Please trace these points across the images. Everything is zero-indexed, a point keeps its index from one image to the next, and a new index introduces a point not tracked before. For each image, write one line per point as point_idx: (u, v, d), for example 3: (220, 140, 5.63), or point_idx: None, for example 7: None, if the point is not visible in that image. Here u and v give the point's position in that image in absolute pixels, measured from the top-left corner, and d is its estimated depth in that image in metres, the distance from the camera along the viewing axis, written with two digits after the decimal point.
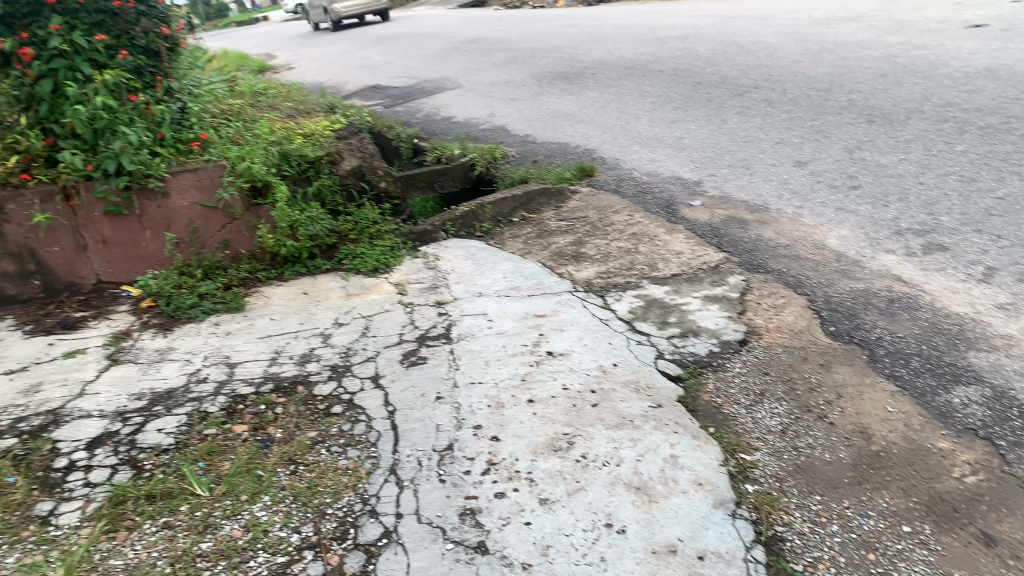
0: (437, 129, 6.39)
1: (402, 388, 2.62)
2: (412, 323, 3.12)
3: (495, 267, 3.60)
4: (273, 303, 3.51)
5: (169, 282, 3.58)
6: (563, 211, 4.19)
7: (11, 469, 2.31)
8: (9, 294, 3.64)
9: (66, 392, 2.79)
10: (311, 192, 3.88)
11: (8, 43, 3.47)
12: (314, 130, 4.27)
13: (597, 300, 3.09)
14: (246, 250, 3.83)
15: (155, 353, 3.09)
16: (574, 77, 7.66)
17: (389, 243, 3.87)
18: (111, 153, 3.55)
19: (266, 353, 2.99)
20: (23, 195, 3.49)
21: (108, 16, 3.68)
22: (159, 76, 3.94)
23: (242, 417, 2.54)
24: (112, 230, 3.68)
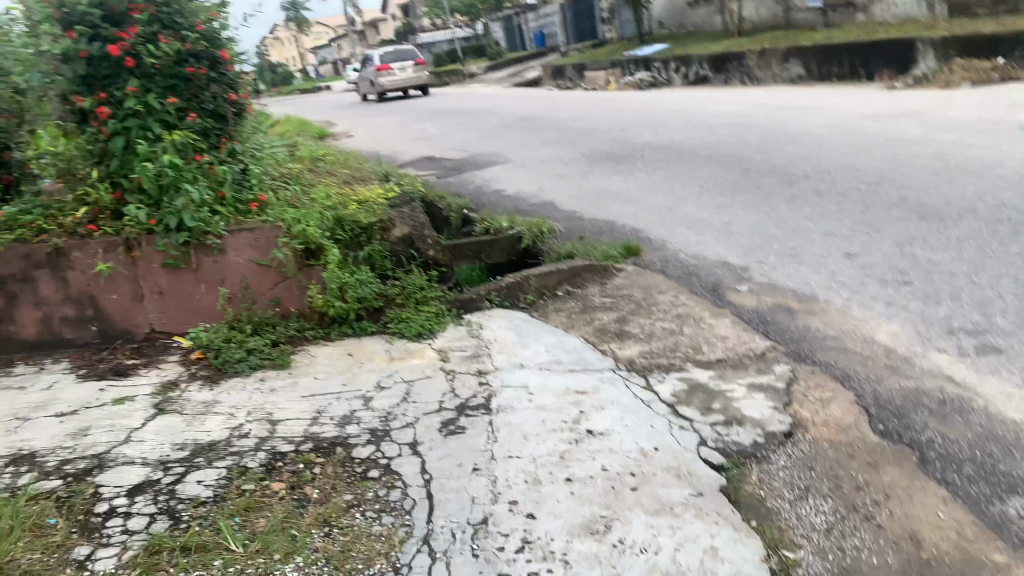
0: (488, 201, 6.52)
1: (439, 456, 2.61)
2: (452, 391, 3.12)
3: (538, 339, 3.61)
4: (318, 362, 3.56)
5: (219, 336, 3.67)
6: (608, 288, 4.21)
7: (54, 511, 2.34)
8: (66, 337, 3.80)
9: (112, 438, 2.84)
10: (362, 257, 3.97)
11: (88, 102, 3.71)
12: (369, 197, 4.39)
13: (640, 380, 3.07)
14: (296, 308, 3.90)
15: (200, 405, 3.14)
16: (623, 158, 7.79)
17: (434, 309, 3.92)
18: (173, 210, 3.69)
19: (308, 412, 3.02)
20: (88, 244, 3.68)
21: (181, 81, 3.89)
22: (224, 139, 4.13)
23: (281, 475, 2.55)
24: (169, 282, 3.80)
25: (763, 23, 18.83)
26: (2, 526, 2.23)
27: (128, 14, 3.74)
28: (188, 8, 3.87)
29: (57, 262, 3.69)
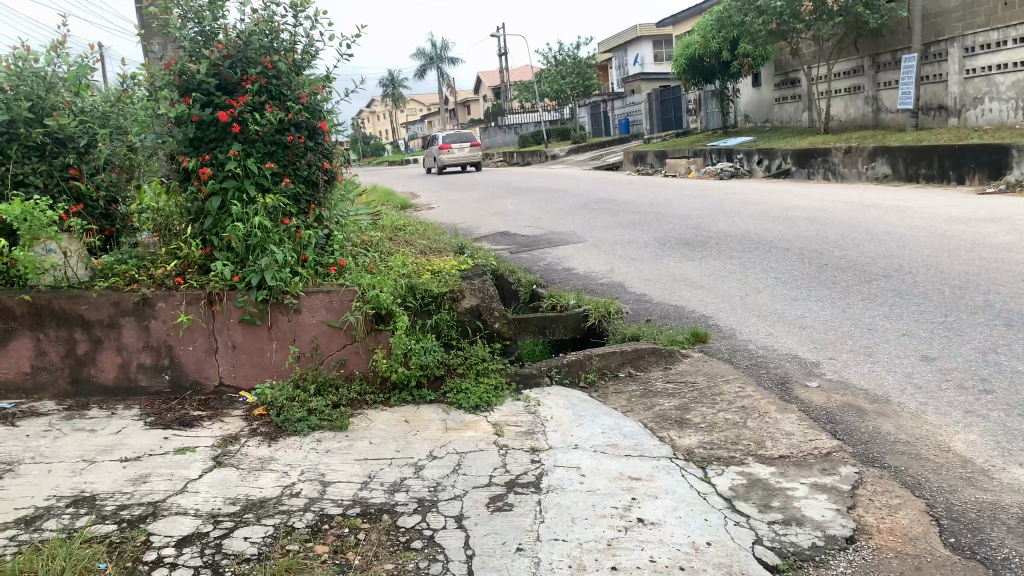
0: (557, 278, 6.57)
1: (484, 532, 2.56)
2: (504, 466, 3.08)
3: (595, 420, 3.55)
4: (374, 426, 3.57)
5: (283, 393, 3.74)
6: (671, 373, 4.14)
7: (104, 555, 2.39)
8: (141, 384, 3.94)
9: (169, 486, 2.90)
10: (429, 324, 3.98)
11: (192, 162, 3.91)
12: (442, 268, 4.39)
13: (698, 471, 2.97)
14: (360, 371, 3.95)
15: (257, 461, 3.18)
16: (698, 244, 7.74)
17: (494, 381, 3.91)
18: (257, 268, 3.83)
19: (359, 476, 3.02)
20: (173, 295, 3.85)
21: (279, 148, 4.05)
22: (313, 205, 4.28)
23: (325, 538, 2.55)
24: (243, 337, 3.91)
25: (850, 120, 18.71)
26: (55, 565, 2.28)
27: (240, 84, 3.93)
28: (295, 81, 4.05)
29: (142, 310, 3.86)
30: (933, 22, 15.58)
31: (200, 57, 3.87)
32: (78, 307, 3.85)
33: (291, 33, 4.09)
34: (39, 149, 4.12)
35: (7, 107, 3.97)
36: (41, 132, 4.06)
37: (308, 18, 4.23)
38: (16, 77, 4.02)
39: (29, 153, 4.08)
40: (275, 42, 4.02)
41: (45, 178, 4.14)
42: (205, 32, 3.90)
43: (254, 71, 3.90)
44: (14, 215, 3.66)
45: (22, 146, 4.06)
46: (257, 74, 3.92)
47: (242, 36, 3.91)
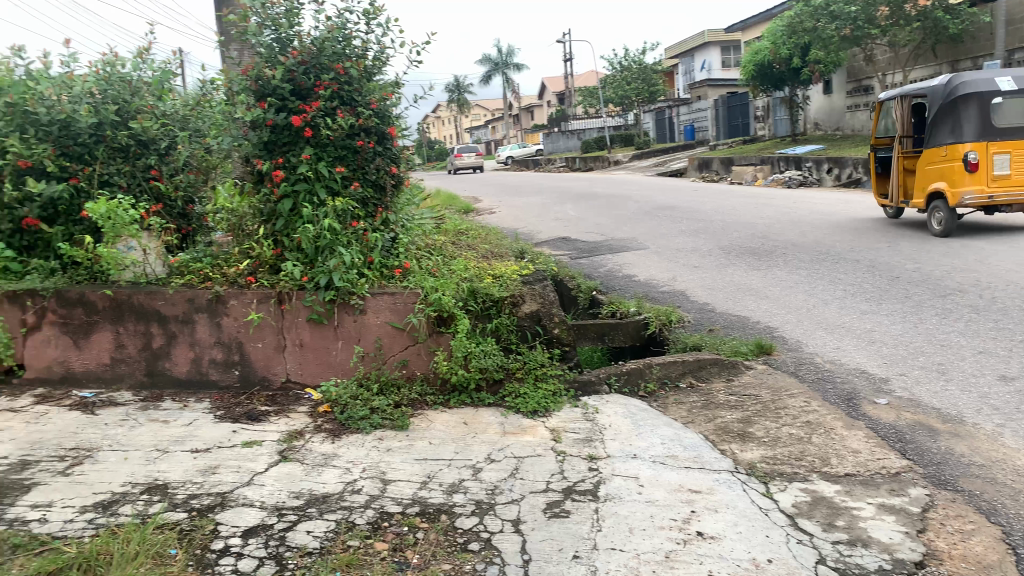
0: (618, 285, 6.55)
1: (540, 538, 2.57)
2: (561, 473, 3.08)
3: (654, 430, 3.52)
4: (434, 427, 3.61)
5: (347, 392, 3.82)
6: (734, 385, 4.07)
7: (175, 542, 2.47)
8: (212, 378, 4.07)
9: (237, 478, 2.99)
10: (489, 328, 3.99)
11: (266, 165, 4.04)
12: (504, 271, 4.35)
13: (759, 486, 2.92)
14: (421, 372, 4.00)
15: (320, 456, 3.26)
16: (764, 254, 7.60)
17: (552, 387, 3.90)
18: (326, 269, 3.92)
19: (419, 476, 3.06)
20: (245, 294, 3.97)
21: (350, 153, 4.16)
22: (380, 208, 4.36)
23: (385, 535, 2.59)
24: (310, 335, 4.01)
25: None
26: (129, 549, 2.38)
27: (313, 90, 4.06)
28: (366, 86, 4.14)
29: (215, 308, 3.99)
30: (1016, 28, 14.98)
31: (276, 63, 4.00)
32: (155, 303, 4.00)
33: (363, 40, 4.17)
34: (124, 151, 4.32)
35: (96, 111, 4.16)
36: (126, 134, 4.25)
37: (380, 25, 4.33)
38: (104, 82, 4.23)
39: (115, 154, 4.28)
40: (347, 49, 4.10)
41: (129, 179, 4.33)
42: (281, 38, 4.02)
43: (327, 76, 4.01)
44: (100, 214, 3.87)
45: (108, 147, 4.26)
46: (331, 80, 4.04)
47: (316, 43, 4.01)
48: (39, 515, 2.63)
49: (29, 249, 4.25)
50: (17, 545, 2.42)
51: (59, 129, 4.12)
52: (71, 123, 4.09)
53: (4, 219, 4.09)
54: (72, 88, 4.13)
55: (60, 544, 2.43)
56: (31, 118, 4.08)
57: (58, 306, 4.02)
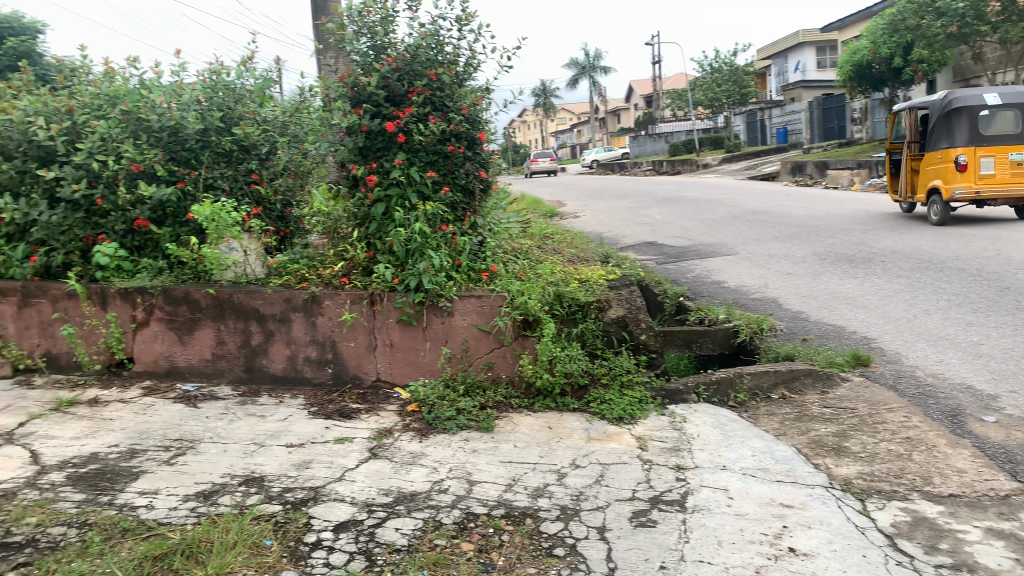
0: (706, 291, 6.43)
1: (626, 546, 2.55)
2: (647, 482, 3.05)
3: (744, 442, 3.44)
4: (518, 430, 3.63)
5: (434, 392, 3.87)
6: (829, 397, 3.94)
7: (271, 533, 2.57)
8: (306, 375, 4.21)
9: (329, 474, 3.08)
10: (575, 333, 3.97)
11: (361, 170, 4.17)
12: (590, 275, 4.30)
13: (856, 503, 2.81)
14: (507, 375, 4.03)
15: (408, 455, 3.32)
16: (860, 261, 7.32)
17: (638, 395, 3.86)
18: (416, 271, 3.98)
19: (504, 479, 3.08)
20: (339, 295, 4.09)
21: (441, 158, 4.24)
22: (469, 213, 4.42)
23: (471, 535, 2.62)
24: (399, 336, 4.09)
25: None
26: (229, 539, 2.48)
27: (406, 96, 4.15)
28: (458, 92, 4.20)
29: (310, 307, 4.12)
30: None
31: (372, 70, 4.11)
32: (255, 301, 4.16)
33: (455, 46, 4.22)
34: (227, 156, 4.53)
35: (202, 118, 4.38)
36: (229, 140, 4.46)
37: (472, 31, 4.38)
38: (210, 90, 4.45)
39: (219, 159, 4.49)
40: (440, 55, 4.17)
41: (231, 183, 4.55)
42: (377, 46, 4.12)
43: (420, 83, 4.09)
44: (204, 216, 4.06)
45: (213, 152, 4.48)
46: (424, 86, 4.12)
47: (410, 50, 4.10)
48: (146, 502, 2.78)
49: (139, 249, 4.49)
50: (126, 529, 2.56)
51: (169, 134, 4.37)
52: (179, 130, 4.34)
53: (119, 220, 4.32)
54: (181, 96, 4.39)
55: (165, 530, 2.55)
56: (144, 125, 4.34)
57: (165, 303, 4.23)
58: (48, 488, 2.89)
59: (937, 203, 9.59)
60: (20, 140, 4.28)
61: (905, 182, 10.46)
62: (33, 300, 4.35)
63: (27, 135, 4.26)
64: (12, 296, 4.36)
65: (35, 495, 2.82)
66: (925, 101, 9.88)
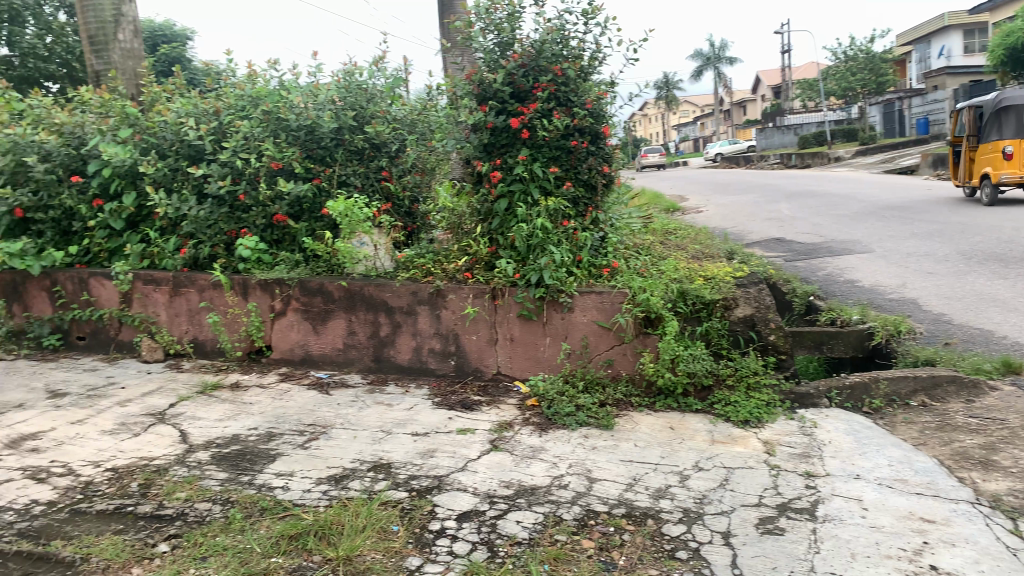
0: (838, 290, 6.14)
1: (752, 554, 2.47)
2: (775, 488, 2.94)
3: (880, 451, 3.26)
4: (639, 429, 3.59)
5: (554, 387, 3.89)
6: (975, 407, 3.67)
7: (397, 519, 2.65)
8: (430, 366, 4.32)
9: (452, 463, 3.15)
10: (699, 332, 3.88)
11: (485, 166, 4.24)
12: (717, 272, 4.17)
13: (1007, 522, 2.61)
14: (627, 373, 3.99)
15: (529, 448, 3.35)
16: (1012, 261, 6.78)
17: (766, 398, 3.72)
18: (537, 266, 3.99)
19: (625, 478, 3.05)
20: (462, 289, 4.16)
21: (564, 153, 4.24)
22: (590, 208, 4.40)
23: (592, 533, 2.61)
24: (520, 331, 4.12)
25: None
26: (358, 523, 2.58)
27: (531, 92, 4.18)
28: (582, 86, 4.19)
29: (435, 301, 4.23)
30: None
31: (498, 66, 4.16)
32: (383, 294, 4.30)
33: (580, 40, 4.21)
34: (359, 153, 4.73)
35: (337, 117, 4.58)
36: (361, 138, 4.64)
37: (598, 24, 4.35)
38: (345, 90, 4.63)
39: (352, 156, 4.69)
40: (565, 50, 4.17)
41: (363, 180, 4.74)
42: (503, 42, 4.16)
43: (545, 78, 4.12)
44: (339, 211, 4.28)
45: (346, 150, 4.68)
46: (549, 81, 4.13)
47: (536, 45, 4.12)
48: (283, 483, 2.93)
49: (278, 243, 4.74)
50: (265, 508, 2.71)
51: (306, 133, 4.60)
52: (315, 128, 4.57)
53: (259, 215, 4.58)
54: (318, 97, 4.61)
55: (300, 511, 2.69)
56: (284, 125, 4.59)
57: (301, 294, 4.44)
58: (195, 465, 3.10)
59: (988, 187, 10.81)
60: (173, 140, 4.66)
61: (963, 170, 11.68)
62: (183, 290, 4.66)
63: (179, 135, 4.62)
64: (165, 285, 4.69)
65: (184, 471, 3.04)
66: (983, 100, 11.15)
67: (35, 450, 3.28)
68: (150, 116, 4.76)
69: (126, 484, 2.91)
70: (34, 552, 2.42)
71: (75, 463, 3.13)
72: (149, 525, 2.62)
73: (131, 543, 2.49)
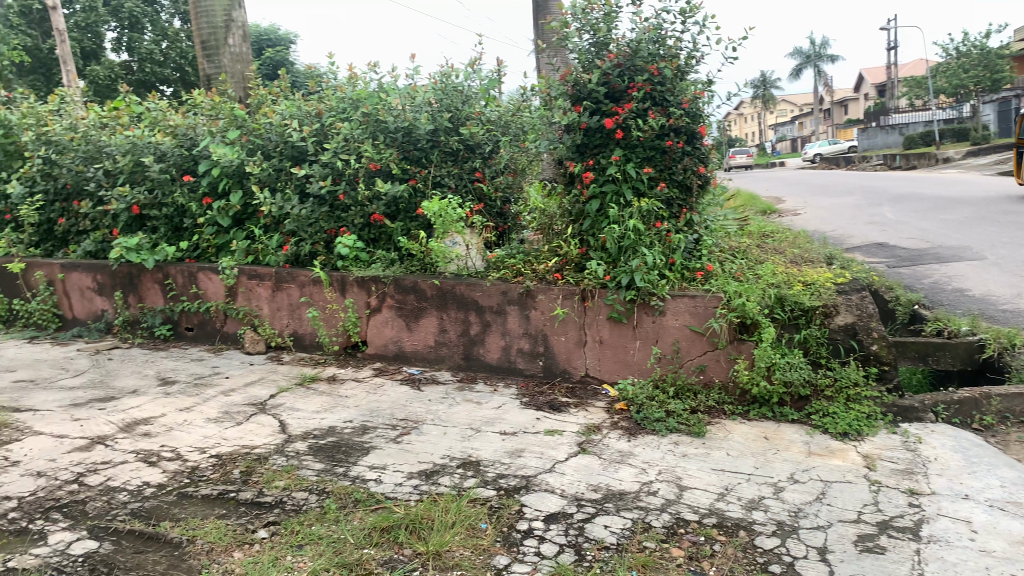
0: (946, 298, 5.85)
1: (850, 572, 2.37)
2: (875, 504, 2.82)
3: (991, 471, 3.08)
4: (732, 438, 3.51)
5: (644, 392, 3.85)
6: None
7: (486, 517, 2.68)
8: (519, 366, 4.34)
9: (539, 464, 3.16)
10: (797, 340, 3.76)
11: (577, 167, 4.24)
12: (817, 278, 4.01)
13: None
14: (720, 379, 3.90)
15: (617, 453, 3.32)
16: None
17: (867, 410, 3.58)
18: (628, 268, 3.96)
19: (716, 487, 2.99)
20: (552, 290, 4.16)
21: (658, 154, 4.18)
22: (685, 209, 4.32)
23: (681, 541, 2.57)
24: (609, 333, 4.09)
25: None
26: (448, 519, 2.62)
27: (626, 92, 4.15)
28: (679, 86, 4.12)
29: (524, 301, 4.24)
30: None
31: (593, 67, 4.14)
32: (474, 293, 4.35)
33: (678, 39, 4.14)
34: (454, 154, 4.80)
35: (433, 118, 4.67)
36: (456, 140, 4.70)
37: (696, 23, 4.27)
38: (441, 92, 4.71)
39: (447, 157, 4.77)
40: (661, 49, 4.11)
41: (457, 180, 4.80)
42: (598, 42, 4.15)
43: (640, 78, 4.07)
44: (433, 211, 4.36)
45: (442, 151, 4.76)
46: (644, 81, 4.09)
47: (632, 45, 4.08)
48: (376, 476, 3.00)
49: (374, 241, 4.85)
50: (358, 500, 2.78)
51: (403, 135, 4.71)
52: (412, 130, 4.68)
53: (357, 215, 4.72)
54: (415, 99, 4.71)
55: (391, 504, 2.75)
56: (382, 126, 4.72)
57: (395, 292, 4.55)
58: (293, 455, 3.21)
59: None
60: (278, 141, 4.85)
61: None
62: (285, 285, 4.83)
63: (283, 136, 4.82)
64: (267, 280, 4.87)
65: (283, 460, 3.15)
66: None
67: (147, 434, 3.47)
68: (257, 118, 4.99)
69: (229, 471, 3.04)
70: (145, 532, 2.56)
71: (182, 448, 3.29)
72: (250, 511, 2.73)
73: (232, 528, 2.60)
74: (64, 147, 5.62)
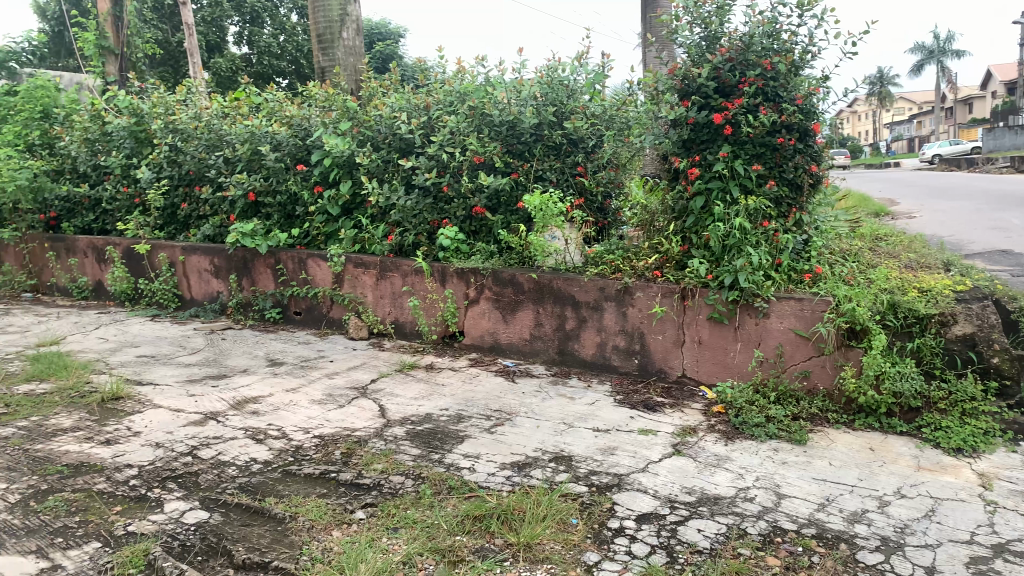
0: None
1: None
2: (991, 526, 2.66)
3: None
4: (835, 447, 3.37)
5: (743, 395, 3.76)
6: None
7: (577, 513, 2.68)
8: (614, 363, 4.31)
9: (633, 463, 3.13)
10: (909, 348, 3.58)
11: (682, 163, 4.20)
12: (933, 285, 3.83)
13: None
14: (825, 386, 3.75)
15: (713, 456, 3.25)
16: None
17: (984, 426, 3.35)
18: (731, 268, 3.86)
19: (817, 497, 2.89)
20: (651, 287, 4.11)
21: (768, 151, 4.06)
22: (794, 209, 4.18)
23: (777, 550, 2.50)
24: (708, 334, 4.01)
25: None
26: (539, 512, 2.63)
27: (737, 86, 4.05)
28: (793, 81, 3.98)
29: (623, 298, 4.20)
30: None
31: (703, 61, 4.07)
32: (572, 288, 4.34)
33: (793, 33, 4.00)
34: (557, 148, 4.81)
35: (538, 112, 4.67)
36: (560, 133, 4.70)
37: (814, 16, 4.10)
38: (547, 86, 4.70)
39: (550, 152, 4.79)
40: (776, 43, 3.98)
41: (559, 175, 4.80)
42: (710, 36, 4.06)
43: (752, 73, 3.96)
44: (534, 205, 4.38)
45: (545, 145, 4.78)
46: (756, 75, 3.97)
47: (745, 39, 3.98)
48: (469, 464, 3.05)
49: (476, 233, 4.91)
50: (452, 487, 2.83)
51: (508, 128, 4.75)
52: (517, 123, 4.71)
53: (460, 207, 4.79)
54: (521, 93, 4.73)
55: (484, 494, 2.78)
56: (487, 119, 4.77)
57: (493, 284, 4.58)
58: (391, 439, 3.29)
59: None
60: (387, 133, 5.01)
61: None
62: (389, 274, 4.96)
63: (392, 128, 4.97)
64: (372, 269, 5.02)
65: (381, 444, 3.24)
66: None
67: (255, 412, 3.63)
68: (367, 110, 5.13)
69: (331, 452, 3.15)
70: (251, 507, 2.68)
71: (288, 428, 3.43)
72: (349, 491, 2.82)
73: (332, 507, 2.69)
74: (188, 135, 5.96)
